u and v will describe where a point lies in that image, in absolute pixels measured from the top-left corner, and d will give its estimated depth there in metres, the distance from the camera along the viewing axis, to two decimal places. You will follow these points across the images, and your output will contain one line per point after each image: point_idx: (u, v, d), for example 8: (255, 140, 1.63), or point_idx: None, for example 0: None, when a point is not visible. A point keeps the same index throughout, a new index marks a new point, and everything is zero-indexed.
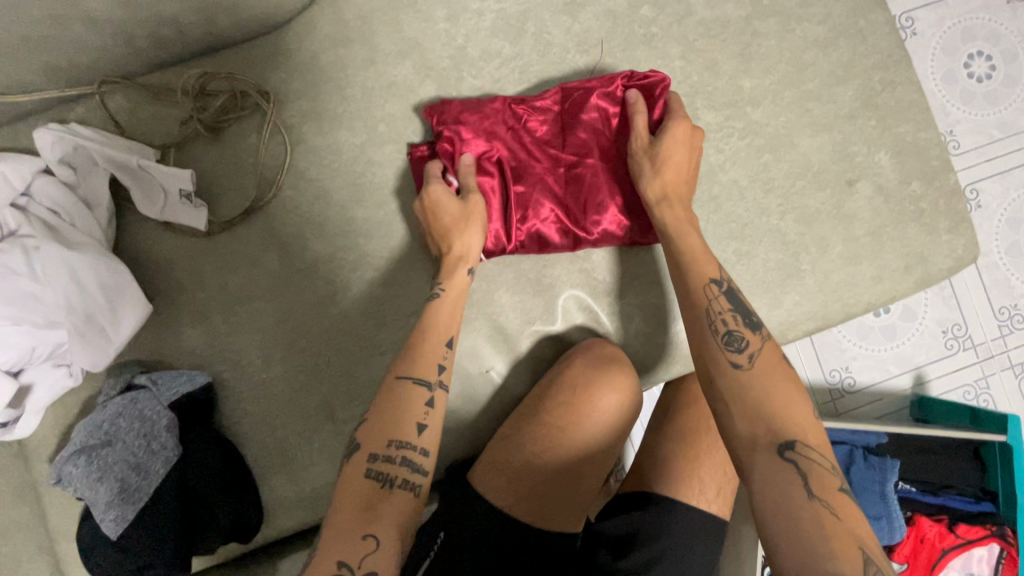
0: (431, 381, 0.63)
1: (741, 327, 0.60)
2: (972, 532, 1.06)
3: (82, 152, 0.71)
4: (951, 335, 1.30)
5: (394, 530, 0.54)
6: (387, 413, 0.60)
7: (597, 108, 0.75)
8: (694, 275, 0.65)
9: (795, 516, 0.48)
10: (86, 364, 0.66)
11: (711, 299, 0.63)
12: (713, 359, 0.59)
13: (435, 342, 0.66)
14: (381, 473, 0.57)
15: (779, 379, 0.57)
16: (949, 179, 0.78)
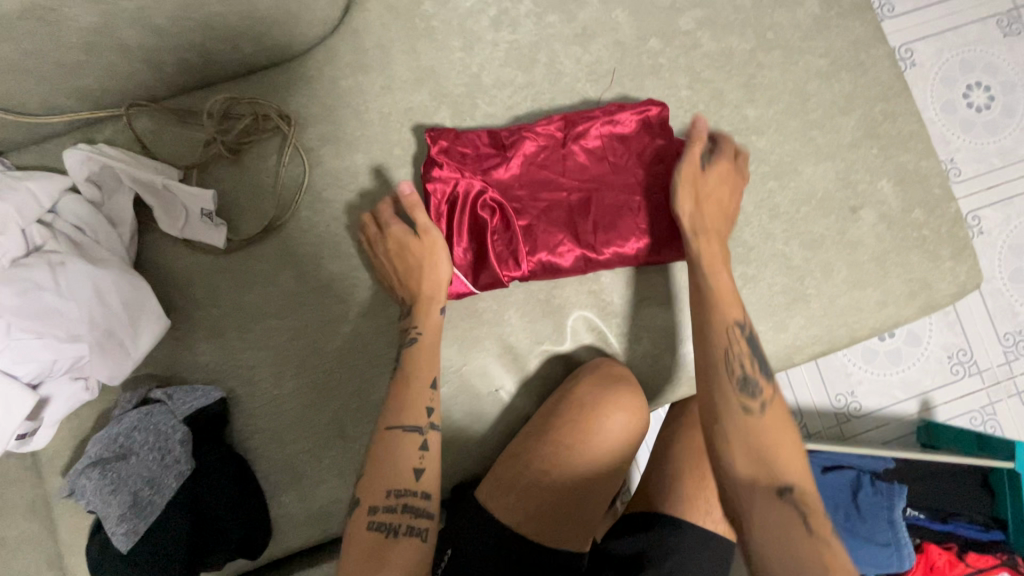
0: (421, 424, 0.63)
1: (756, 374, 0.62)
2: (982, 561, 1.04)
3: (109, 171, 0.74)
4: (956, 361, 1.30)
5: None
6: (383, 462, 0.60)
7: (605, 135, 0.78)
8: (718, 319, 0.64)
9: (799, 570, 0.52)
10: (104, 376, 0.68)
11: (730, 340, 0.63)
12: (728, 402, 0.61)
13: (420, 386, 0.65)
14: (383, 524, 0.57)
15: (783, 426, 0.60)
16: (950, 208, 0.80)
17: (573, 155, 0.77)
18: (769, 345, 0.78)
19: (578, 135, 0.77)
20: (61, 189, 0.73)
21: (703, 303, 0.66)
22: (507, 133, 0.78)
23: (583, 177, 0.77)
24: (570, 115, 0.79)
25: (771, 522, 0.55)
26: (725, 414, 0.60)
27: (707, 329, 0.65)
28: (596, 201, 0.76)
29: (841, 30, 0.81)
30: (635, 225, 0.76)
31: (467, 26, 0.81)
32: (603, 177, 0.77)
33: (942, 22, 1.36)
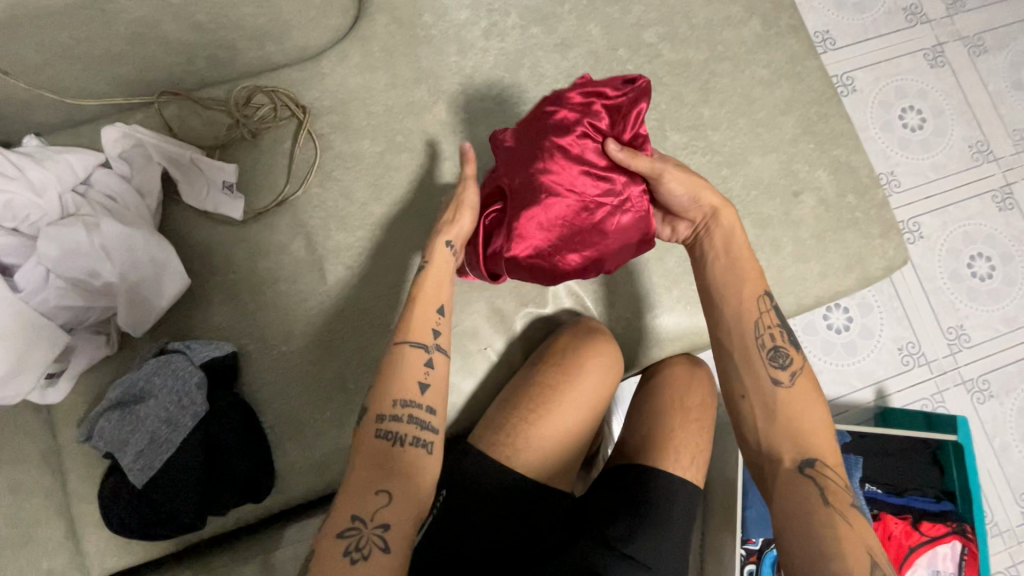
0: (426, 345, 0.69)
1: (787, 348, 0.73)
2: (935, 529, 1.13)
3: (139, 149, 0.82)
4: (906, 352, 1.42)
5: (405, 491, 0.60)
6: (390, 375, 0.66)
7: (607, 120, 0.78)
8: (747, 294, 0.75)
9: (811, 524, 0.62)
10: (128, 327, 0.75)
11: (763, 319, 0.74)
12: (760, 374, 0.71)
13: (427, 309, 0.71)
14: (389, 432, 0.63)
15: (813, 401, 0.70)
16: (877, 194, 0.93)
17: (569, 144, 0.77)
18: None
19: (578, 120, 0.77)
20: (95, 164, 0.81)
21: (733, 290, 0.75)
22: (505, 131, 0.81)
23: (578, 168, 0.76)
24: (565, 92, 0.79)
25: (796, 495, 0.65)
26: (756, 386, 0.71)
27: (734, 312, 0.74)
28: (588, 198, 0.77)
29: (779, 46, 0.96)
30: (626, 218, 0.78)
31: (461, 35, 0.93)
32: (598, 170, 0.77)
33: (876, 54, 1.55)
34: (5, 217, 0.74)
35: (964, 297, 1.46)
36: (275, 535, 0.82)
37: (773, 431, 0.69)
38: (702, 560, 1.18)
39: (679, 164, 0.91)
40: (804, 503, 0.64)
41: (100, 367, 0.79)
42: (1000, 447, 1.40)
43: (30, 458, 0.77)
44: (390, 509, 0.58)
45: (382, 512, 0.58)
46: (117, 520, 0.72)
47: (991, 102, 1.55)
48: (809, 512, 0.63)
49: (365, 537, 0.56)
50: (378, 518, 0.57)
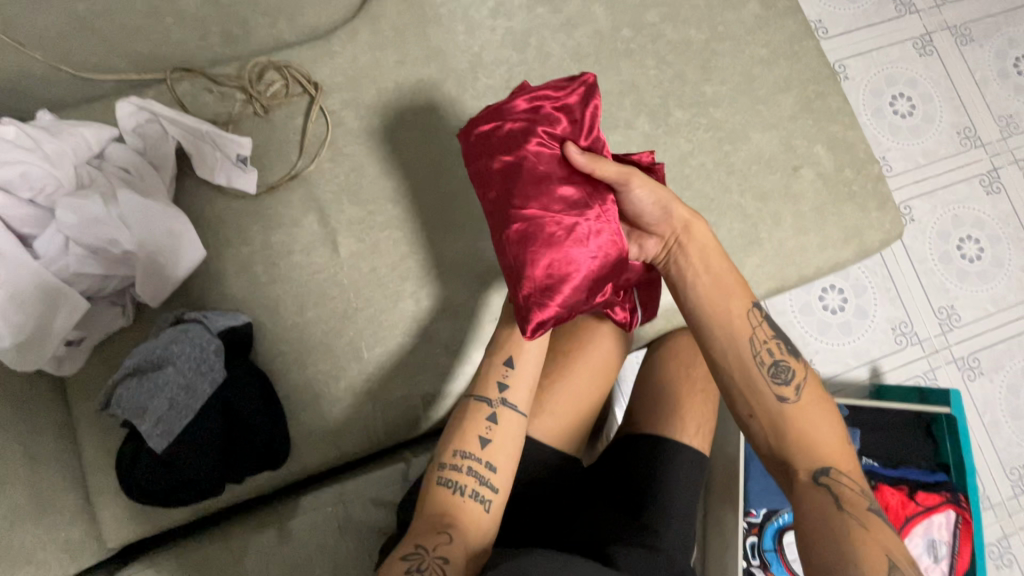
0: (490, 399, 0.73)
1: (785, 358, 0.70)
2: (930, 499, 1.16)
3: (155, 125, 0.83)
4: (899, 332, 1.46)
5: (464, 536, 0.64)
6: (456, 427, 0.73)
7: (556, 130, 0.75)
8: (737, 305, 0.71)
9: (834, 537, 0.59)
10: (146, 297, 0.76)
11: (756, 330, 0.70)
12: (762, 391, 0.68)
13: (495, 362, 0.76)
14: (450, 479, 0.69)
15: (820, 411, 0.67)
16: (874, 169, 0.96)
17: (522, 161, 0.74)
18: None
19: (526, 137, 0.75)
20: (109, 138, 0.82)
21: (721, 305, 0.70)
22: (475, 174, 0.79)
23: (536, 187, 0.73)
24: (504, 109, 0.77)
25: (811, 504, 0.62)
26: (758, 403, 0.68)
27: (723, 328, 0.70)
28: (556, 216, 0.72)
29: (778, 26, 0.99)
30: (601, 229, 0.72)
31: (469, 15, 0.95)
32: (557, 184, 0.72)
33: (867, 43, 1.59)
34: (21, 187, 0.74)
35: (954, 278, 1.50)
36: (292, 505, 0.83)
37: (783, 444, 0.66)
38: (703, 534, 1.20)
39: (682, 140, 0.93)
40: (820, 515, 0.61)
41: (115, 338, 0.80)
42: (990, 423, 1.44)
43: (48, 429, 0.78)
44: (450, 547, 0.62)
45: (443, 546, 0.61)
46: (137, 487, 0.73)
47: (978, 90, 1.60)
48: (830, 522, 0.60)
49: (426, 562, 0.59)
50: (439, 551, 0.61)
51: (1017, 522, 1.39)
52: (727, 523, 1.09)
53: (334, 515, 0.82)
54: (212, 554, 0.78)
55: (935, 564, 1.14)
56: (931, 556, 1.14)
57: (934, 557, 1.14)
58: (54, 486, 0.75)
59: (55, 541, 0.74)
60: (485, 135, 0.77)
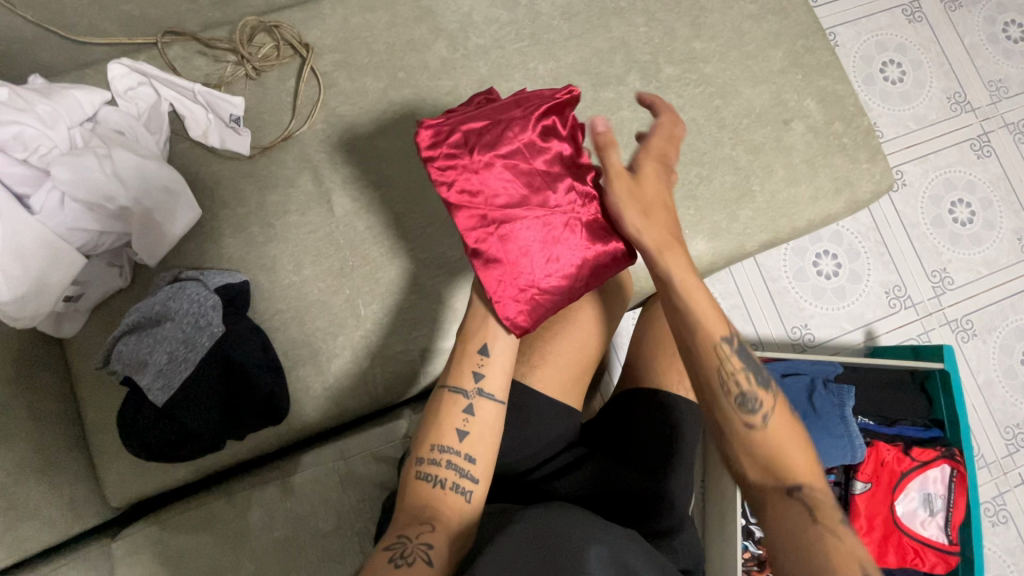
0: (466, 390, 0.70)
1: (753, 387, 0.60)
2: (926, 454, 1.17)
3: (146, 88, 0.84)
4: (893, 295, 1.47)
5: (446, 525, 0.61)
6: (431, 420, 0.69)
7: (543, 140, 0.70)
8: (702, 332, 0.61)
9: (809, 556, 0.51)
10: (143, 255, 0.77)
11: (721, 354, 0.61)
12: (727, 417, 0.59)
13: (470, 351, 0.72)
14: (429, 474, 0.66)
15: (789, 430, 0.59)
16: (864, 121, 0.96)
17: (510, 167, 0.69)
18: (724, 233, 0.91)
19: (514, 143, 0.69)
20: (102, 100, 0.81)
21: (688, 336, 0.61)
22: (445, 164, 0.69)
23: (525, 196, 0.69)
24: (489, 111, 0.71)
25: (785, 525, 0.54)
26: (726, 430, 0.59)
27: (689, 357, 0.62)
28: (543, 224, 0.70)
29: None
30: (594, 235, 0.71)
31: None
32: (546, 193, 0.70)
33: (858, 10, 1.59)
34: (15, 148, 0.74)
35: (947, 242, 1.51)
36: (293, 461, 0.84)
37: (751, 463, 0.58)
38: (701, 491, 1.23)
39: (673, 95, 0.94)
40: (785, 532, 0.53)
41: (112, 300, 0.80)
42: (984, 383, 1.45)
43: (50, 386, 0.78)
44: (433, 534, 0.59)
45: (427, 534, 0.59)
46: (138, 441, 0.74)
47: (968, 55, 1.61)
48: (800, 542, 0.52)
49: (410, 549, 0.57)
50: (424, 539, 0.59)
51: (1012, 479, 1.41)
52: (724, 481, 1.10)
53: (336, 469, 0.82)
54: (216, 510, 0.79)
55: (931, 517, 1.16)
56: (926, 509, 1.16)
57: (929, 510, 1.16)
58: (57, 443, 0.76)
59: (58, 498, 0.74)
60: (465, 135, 0.69)
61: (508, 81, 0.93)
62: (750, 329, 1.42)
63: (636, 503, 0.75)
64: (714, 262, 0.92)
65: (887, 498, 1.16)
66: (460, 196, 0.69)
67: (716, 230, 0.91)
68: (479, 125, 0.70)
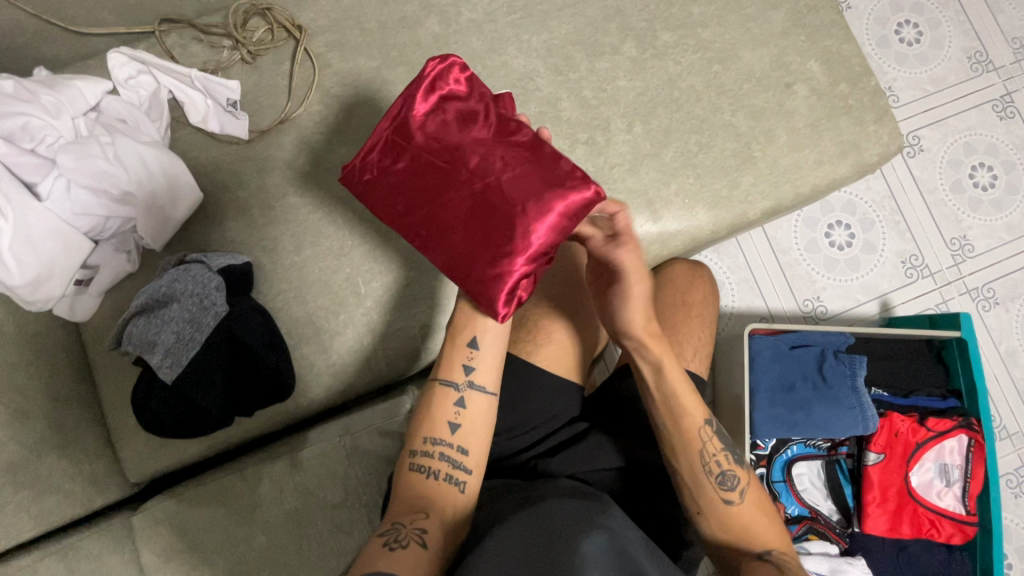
0: (457, 382, 0.69)
1: (731, 467, 0.68)
2: (942, 424, 1.14)
3: (147, 77, 0.86)
4: (910, 265, 1.43)
5: (439, 511, 0.61)
6: (423, 414, 0.69)
7: (431, 126, 0.70)
8: (687, 460, 0.68)
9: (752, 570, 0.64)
10: (147, 238, 0.79)
11: (705, 446, 0.68)
12: (705, 489, 0.67)
13: (460, 344, 0.71)
14: (422, 466, 0.65)
15: (760, 514, 0.67)
16: (870, 82, 0.93)
17: (410, 167, 0.70)
18: (725, 201, 0.90)
19: (409, 142, 0.70)
20: (104, 90, 0.83)
21: (675, 417, 0.68)
22: (366, 194, 0.73)
23: (439, 184, 0.68)
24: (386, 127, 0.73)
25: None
26: (703, 500, 0.67)
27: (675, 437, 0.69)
28: (466, 200, 0.66)
29: None
30: (516, 186, 0.65)
31: None
32: (455, 170, 0.67)
33: None
34: (23, 139, 0.76)
35: (967, 208, 1.46)
36: (301, 437, 0.87)
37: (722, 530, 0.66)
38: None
39: (670, 63, 0.92)
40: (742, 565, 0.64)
41: (122, 284, 0.83)
42: (1007, 353, 1.41)
43: (69, 368, 0.82)
44: (427, 521, 0.59)
45: (420, 520, 0.59)
46: (151, 418, 0.76)
47: (989, 12, 1.53)
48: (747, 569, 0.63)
49: (404, 533, 0.57)
50: (417, 523, 0.59)
51: None
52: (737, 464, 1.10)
53: (342, 444, 0.85)
54: (228, 485, 0.82)
55: (947, 487, 1.14)
56: (943, 480, 1.14)
57: (946, 480, 1.14)
58: (77, 422, 0.79)
59: (80, 474, 0.78)
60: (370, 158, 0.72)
61: (501, 55, 0.91)
62: (760, 303, 1.40)
63: (639, 481, 0.75)
64: (715, 231, 0.91)
65: (901, 468, 1.14)
66: (394, 214, 0.71)
67: (716, 199, 0.90)
68: (376, 144, 0.72)
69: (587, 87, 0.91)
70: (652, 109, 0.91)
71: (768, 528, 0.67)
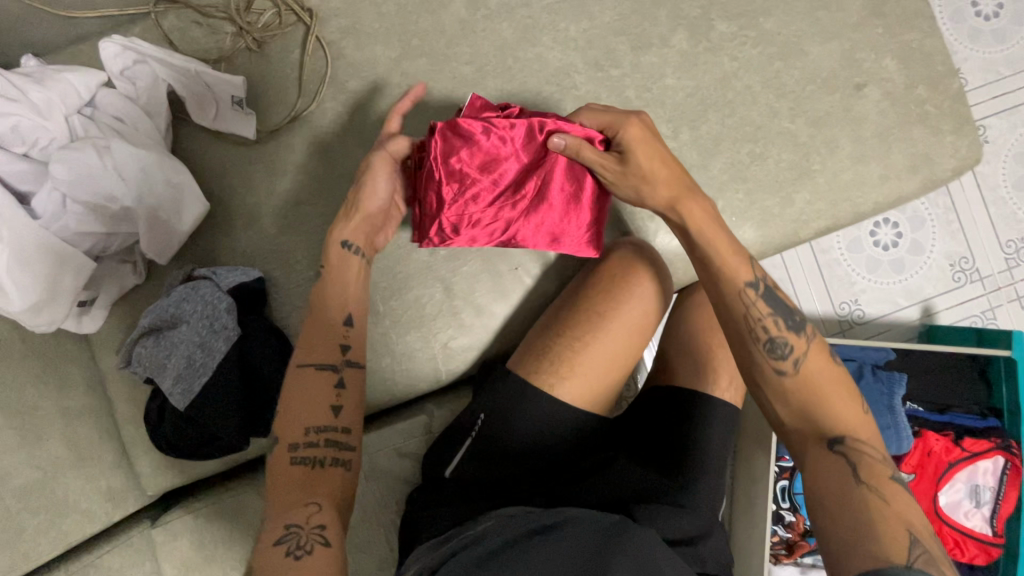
0: (334, 363, 0.66)
1: (783, 333, 0.62)
2: (978, 445, 1.09)
3: (144, 67, 0.77)
4: (958, 268, 1.30)
5: (331, 499, 0.59)
6: (293, 403, 0.63)
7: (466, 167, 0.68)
8: (730, 321, 0.64)
9: (842, 496, 0.53)
10: (151, 253, 0.74)
11: (749, 306, 0.64)
12: (757, 366, 0.62)
13: (333, 320, 0.69)
14: (306, 457, 0.61)
15: (832, 386, 0.60)
16: (953, 84, 0.82)
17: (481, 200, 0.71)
18: (777, 220, 0.81)
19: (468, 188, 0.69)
20: (99, 83, 0.76)
21: (711, 280, 0.65)
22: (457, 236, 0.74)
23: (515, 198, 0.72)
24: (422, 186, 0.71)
25: (829, 477, 0.55)
26: (757, 378, 0.62)
27: (719, 300, 0.65)
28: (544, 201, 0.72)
29: None
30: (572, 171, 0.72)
31: None
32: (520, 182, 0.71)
33: None
34: (14, 142, 0.71)
35: None
36: None
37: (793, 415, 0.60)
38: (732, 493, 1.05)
39: (725, 58, 0.81)
40: (819, 472, 0.55)
41: (129, 296, 0.79)
42: None
43: (77, 383, 0.78)
44: (322, 514, 0.57)
45: (315, 516, 0.56)
46: (164, 441, 0.74)
47: None
48: (825, 472, 0.55)
49: (304, 535, 0.54)
50: (314, 522, 0.56)
51: None
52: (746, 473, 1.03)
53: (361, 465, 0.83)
54: (246, 502, 0.81)
55: (976, 508, 1.09)
56: (972, 500, 1.09)
57: (975, 502, 1.09)
58: (91, 438, 0.77)
59: (96, 491, 0.76)
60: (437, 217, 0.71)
61: (535, 46, 0.81)
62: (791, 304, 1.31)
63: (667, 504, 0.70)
64: (762, 251, 0.83)
65: (930, 489, 1.10)
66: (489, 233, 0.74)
67: (766, 217, 0.81)
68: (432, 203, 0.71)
69: (630, 86, 0.81)
70: (701, 112, 0.81)
71: (846, 409, 0.59)
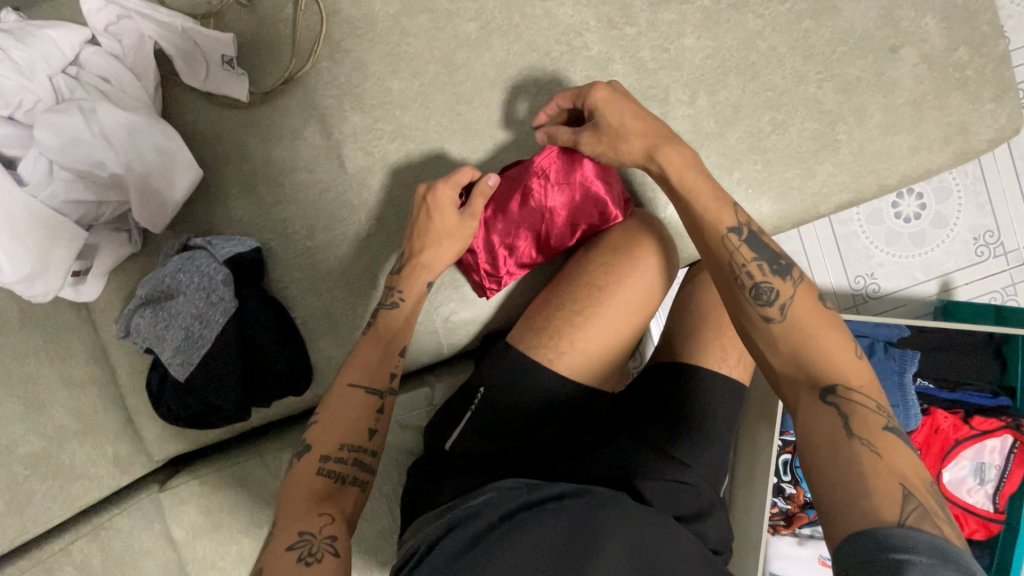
0: (381, 389, 0.65)
1: (769, 277, 0.58)
2: (987, 424, 1.04)
3: (129, 23, 0.73)
4: (983, 241, 1.16)
5: (344, 515, 0.57)
6: (333, 419, 0.62)
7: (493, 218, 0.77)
8: (714, 265, 0.61)
9: (836, 451, 0.49)
10: (146, 224, 0.72)
11: (733, 251, 0.60)
12: (744, 315, 0.58)
13: (389, 351, 0.69)
14: (333, 471, 0.59)
15: (825, 332, 0.56)
16: (998, 46, 0.75)
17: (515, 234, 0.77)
18: (796, 193, 0.77)
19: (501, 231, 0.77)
20: (83, 41, 0.72)
21: (693, 229, 0.63)
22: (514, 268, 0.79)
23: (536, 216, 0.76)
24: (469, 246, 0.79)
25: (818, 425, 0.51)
26: (747, 328, 0.58)
27: (705, 249, 0.62)
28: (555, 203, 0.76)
29: None
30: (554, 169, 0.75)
31: None
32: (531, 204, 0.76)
33: None
34: None
35: None
36: None
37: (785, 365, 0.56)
38: (733, 466, 1.01)
39: (750, 16, 0.75)
40: (810, 426, 0.51)
41: (125, 265, 0.77)
42: None
43: (79, 351, 0.78)
44: (335, 525, 0.54)
45: (330, 527, 0.54)
46: (169, 411, 0.74)
47: None
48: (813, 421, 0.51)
49: (316, 544, 0.52)
50: (326, 532, 0.53)
51: None
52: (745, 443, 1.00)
53: None
54: (248, 472, 0.81)
55: (979, 485, 1.04)
56: (976, 478, 1.05)
57: (979, 479, 1.04)
58: (96, 406, 0.78)
59: (104, 457, 0.78)
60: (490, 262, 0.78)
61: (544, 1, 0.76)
62: None
63: (668, 482, 0.67)
64: (778, 226, 0.79)
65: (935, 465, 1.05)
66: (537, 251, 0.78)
67: (785, 190, 0.77)
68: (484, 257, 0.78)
69: (645, 46, 0.76)
70: (721, 76, 0.76)
71: (840, 357, 0.54)
